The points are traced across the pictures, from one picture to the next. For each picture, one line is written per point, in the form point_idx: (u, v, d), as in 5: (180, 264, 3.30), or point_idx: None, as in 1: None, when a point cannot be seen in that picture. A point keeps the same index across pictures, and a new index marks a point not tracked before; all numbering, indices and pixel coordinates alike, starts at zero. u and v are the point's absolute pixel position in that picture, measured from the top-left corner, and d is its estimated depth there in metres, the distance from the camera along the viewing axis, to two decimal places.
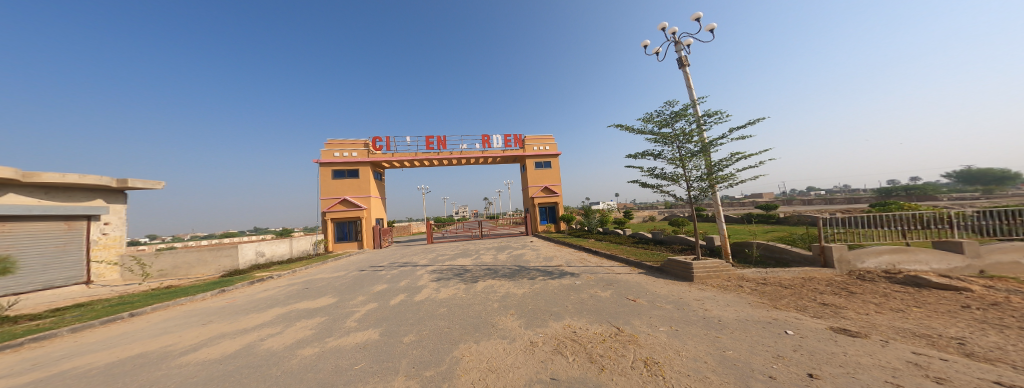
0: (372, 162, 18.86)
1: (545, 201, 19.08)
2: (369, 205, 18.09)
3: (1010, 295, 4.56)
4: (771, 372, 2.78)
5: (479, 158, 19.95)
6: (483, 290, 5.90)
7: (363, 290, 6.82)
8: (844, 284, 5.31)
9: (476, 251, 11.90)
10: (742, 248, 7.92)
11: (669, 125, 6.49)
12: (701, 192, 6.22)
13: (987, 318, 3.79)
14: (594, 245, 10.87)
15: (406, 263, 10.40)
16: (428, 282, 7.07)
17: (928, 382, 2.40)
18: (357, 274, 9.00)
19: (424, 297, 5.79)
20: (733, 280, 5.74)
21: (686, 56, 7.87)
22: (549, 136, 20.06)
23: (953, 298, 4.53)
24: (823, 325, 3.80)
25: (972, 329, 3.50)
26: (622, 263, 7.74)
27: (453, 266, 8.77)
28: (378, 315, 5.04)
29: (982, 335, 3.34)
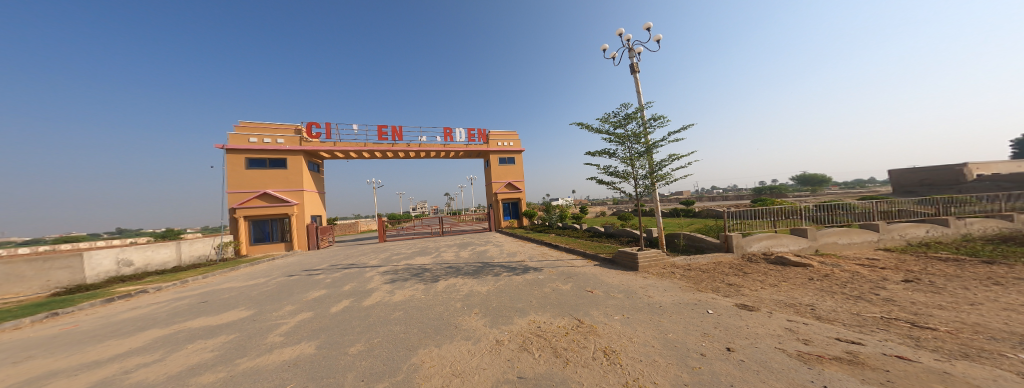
0: (306, 151, 15.96)
1: (506, 197, 18.92)
2: (303, 200, 15.35)
3: (834, 268, 6.39)
4: (701, 349, 3.31)
5: (440, 152, 18.72)
6: (445, 289, 5.60)
7: (293, 299, 5.77)
8: (740, 266, 6.67)
9: (436, 249, 11.25)
10: (671, 238, 9.15)
11: (622, 126, 6.95)
12: (645, 189, 6.85)
13: (825, 286, 5.24)
14: (553, 239, 11.41)
15: (350, 265, 9.17)
16: (380, 284, 6.37)
17: (800, 344, 3.32)
18: (283, 280, 7.58)
19: (374, 301, 5.18)
20: (667, 267, 6.62)
21: (637, 63, 8.39)
22: (513, 132, 19.83)
23: (803, 272, 6.13)
24: (730, 302, 4.69)
25: (817, 297, 4.78)
26: (579, 256, 8.28)
27: (409, 266, 8.11)
28: (313, 326, 4.31)
29: (825, 301, 4.62)
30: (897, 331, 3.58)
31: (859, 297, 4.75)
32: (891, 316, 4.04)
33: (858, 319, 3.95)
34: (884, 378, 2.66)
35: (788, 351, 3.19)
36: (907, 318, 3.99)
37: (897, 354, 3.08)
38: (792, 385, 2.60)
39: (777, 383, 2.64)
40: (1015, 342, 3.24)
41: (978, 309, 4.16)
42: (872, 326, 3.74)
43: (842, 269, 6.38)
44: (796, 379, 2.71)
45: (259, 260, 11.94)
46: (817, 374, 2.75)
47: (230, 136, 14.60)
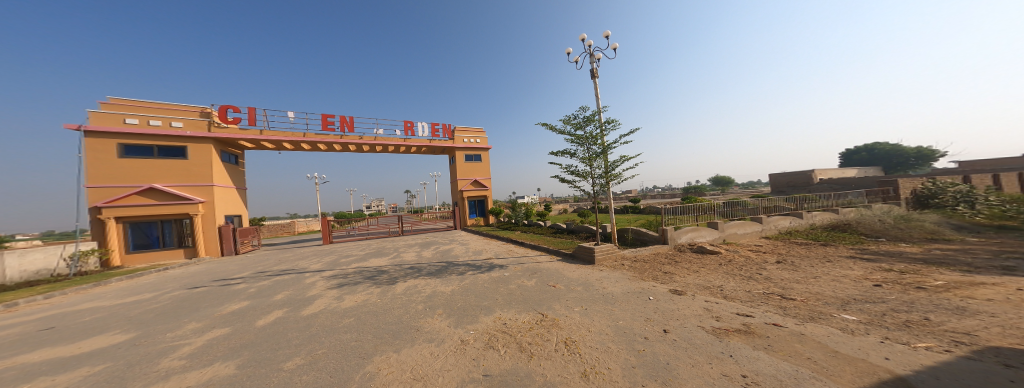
0: (216, 139, 13.18)
1: (472, 194, 18.24)
2: (213, 197, 12.68)
3: (737, 254, 7.90)
4: (645, 333, 3.73)
5: (401, 147, 17.30)
6: (406, 291, 5.28)
7: (203, 314, 4.78)
8: (673, 256, 7.77)
9: (394, 250, 10.46)
10: (621, 233, 10.06)
11: (582, 128, 7.29)
12: (601, 188, 7.32)
13: (732, 270, 6.43)
14: (518, 236, 11.61)
15: (287, 270, 8.00)
16: (324, 290, 5.68)
17: (714, 321, 4.02)
18: (185, 293, 6.21)
19: (317, 310, 4.61)
20: (618, 259, 7.33)
21: (598, 68, 8.79)
22: (480, 129, 19.18)
23: (715, 258, 7.44)
24: (665, 288, 5.42)
25: (726, 279, 5.83)
26: (542, 252, 8.63)
27: (361, 269, 7.39)
28: (232, 343, 3.63)
29: (731, 282, 5.67)
30: (776, 303, 4.59)
31: (754, 277, 5.93)
32: (773, 291, 5.15)
33: (753, 296, 4.93)
34: (769, 343, 3.37)
35: (707, 328, 3.83)
36: (783, 291, 5.14)
37: (775, 321, 3.96)
38: (710, 357, 3.11)
39: (700, 356, 3.13)
40: (844, 305, 4.41)
41: (824, 281, 5.56)
42: (762, 300, 4.73)
43: (741, 254, 7.93)
44: (711, 351, 3.26)
45: (144, 270, 9.45)
46: (728, 345, 3.35)
47: (92, 115, 11.16)
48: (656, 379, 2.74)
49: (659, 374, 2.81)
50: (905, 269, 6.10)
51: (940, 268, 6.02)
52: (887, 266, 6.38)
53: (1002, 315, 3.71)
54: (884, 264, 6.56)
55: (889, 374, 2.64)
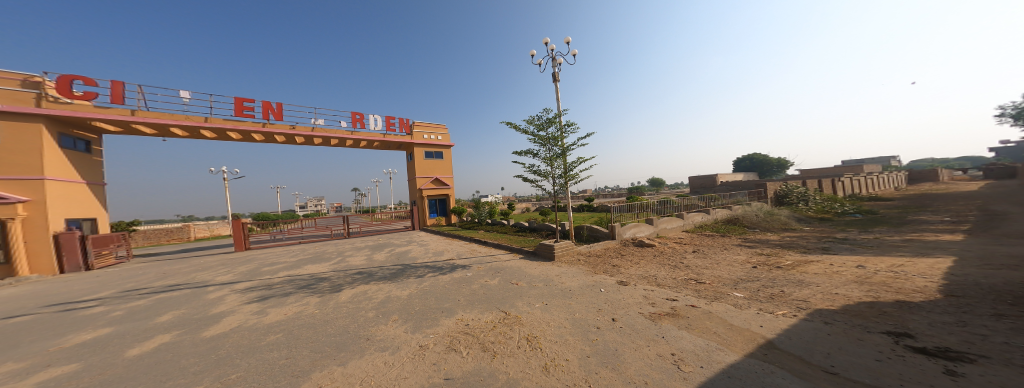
0: (53, 117, 9.71)
1: (432, 193, 17.28)
2: (45, 195, 9.28)
3: (669, 246, 9.11)
4: (597, 323, 4.05)
5: (349, 141, 15.55)
6: (352, 298, 4.81)
7: (48, 348, 3.59)
8: (620, 249, 8.59)
9: (340, 254, 9.40)
10: (577, 230, 10.66)
11: (544, 129, 7.52)
12: (560, 187, 7.66)
13: (666, 261, 7.39)
14: (479, 236, 11.40)
15: (194, 284, 6.57)
16: (238, 305, 4.82)
17: (651, 307, 4.57)
18: (18, 324, 4.59)
19: (231, 328, 3.90)
20: (575, 255, 7.81)
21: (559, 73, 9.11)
22: (441, 125, 18.33)
23: (652, 250, 8.47)
24: (613, 280, 5.96)
25: (659, 269, 6.67)
26: (504, 251, 8.72)
27: (299, 277, 6.48)
28: (97, 380, 2.79)
29: (665, 271, 6.51)
30: (697, 287, 5.42)
31: (680, 266, 6.91)
32: (696, 276, 6.07)
33: (679, 282, 5.74)
34: (690, 322, 3.97)
35: (646, 313, 4.33)
36: (703, 276, 6.09)
37: (696, 303, 4.66)
38: (649, 339, 3.52)
39: (641, 340, 3.52)
40: (737, 284, 5.45)
41: (723, 265, 6.78)
42: (688, 285, 5.54)
43: (672, 246, 9.17)
44: (650, 334, 3.70)
45: None
46: (663, 328, 3.83)
47: None
48: (608, 365, 2.98)
49: (609, 360, 3.08)
50: (771, 251, 7.89)
51: (793, 250, 7.98)
52: (765, 250, 8.14)
53: (823, 284, 5.10)
54: (758, 248, 8.40)
55: (765, 338, 3.38)
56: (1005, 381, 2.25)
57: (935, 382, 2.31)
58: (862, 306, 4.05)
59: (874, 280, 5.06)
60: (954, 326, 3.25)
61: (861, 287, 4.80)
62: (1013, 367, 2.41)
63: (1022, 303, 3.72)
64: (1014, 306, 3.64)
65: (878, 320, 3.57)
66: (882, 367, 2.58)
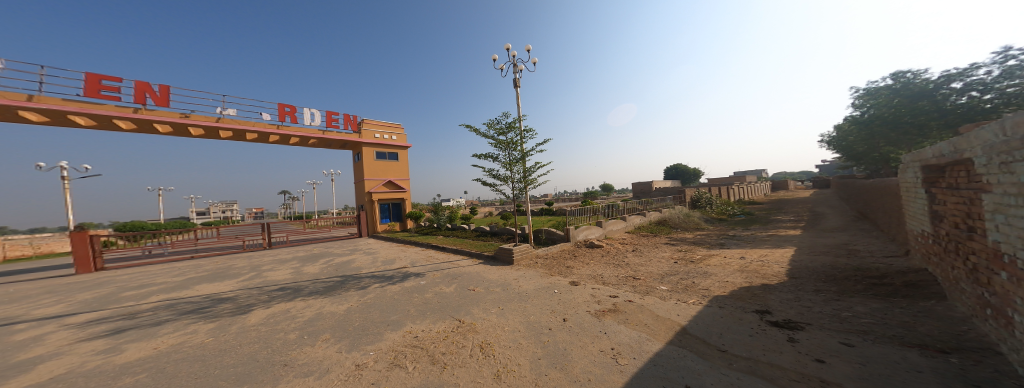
0: None
1: (385, 197, 16.24)
2: None
3: (617, 246, 9.81)
4: (549, 324, 4.13)
5: (274, 136, 13.47)
6: (264, 322, 4.15)
7: None
8: (574, 251, 9.00)
9: (271, 267, 8.19)
10: (536, 233, 10.83)
11: (504, 134, 7.59)
12: (519, 191, 7.75)
13: (613, 260, 7.94)
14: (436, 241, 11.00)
15: (48, 317, 5.06)
16: (110, 339, 3.83)
17: (596, 304, 4.84)
18: None
19: (52, 375, 2.95)
20: (533, 258, 7.96)
21: (520, 79, 9.26)
22: (396, 124, 17.38)
23: (602, 251, 9.05)
24: (566, 280, 6.19)
25: (606, 267, 7.15)
26: (459, 257, 8.51)
27: (211, 298, 5.46)
28: None
29: (611, 269, 6.98)
30: (637, 282, 5.93)
31: (622, 264, 7.47)
32: (638, 272, 6.64)
33: (622, 279, 6.20)
34: (627, 317, 4.27)
35: (593, 311, 4.56)
36: (643, 272, 6.68)
37: (634, 297, 5.07)
38: (594, 337, 3.69)
39: (587, 338, 3.67)
40: (663, 278, 6.10)
41: (655, 262, 7.53)
42: (629, 282, 6.00)
43: (619, 246, 9.89)
44: (595, 331, 3.88)
45: None
46: (608, 324, 4.07)
47: None
48: (557, 366, 3.04)
49: (558, 361, 3.14)
50: (694, 248, 9.04)
51: (712, 245, 9.25)
52: (689, 246, 9.32)
53: (719, 274, 6.09)
54: (685, 245, 9.55)
55: (681, 325, 3.85)
56: (823, 342, 3.10)
57: (785, 349, 3.04)
58: (742, 290, 5.08)
59: (750, 268, 6.30)
60: (793, 302, 4.36)
61: (744, 275, 5.89)
62: (824, 330, 3.40)
63: (829, 280, 5.16)
64: (824, 283, 5.03)
65: (751, 301, 4.51)
66: (753, 340, 3.28)
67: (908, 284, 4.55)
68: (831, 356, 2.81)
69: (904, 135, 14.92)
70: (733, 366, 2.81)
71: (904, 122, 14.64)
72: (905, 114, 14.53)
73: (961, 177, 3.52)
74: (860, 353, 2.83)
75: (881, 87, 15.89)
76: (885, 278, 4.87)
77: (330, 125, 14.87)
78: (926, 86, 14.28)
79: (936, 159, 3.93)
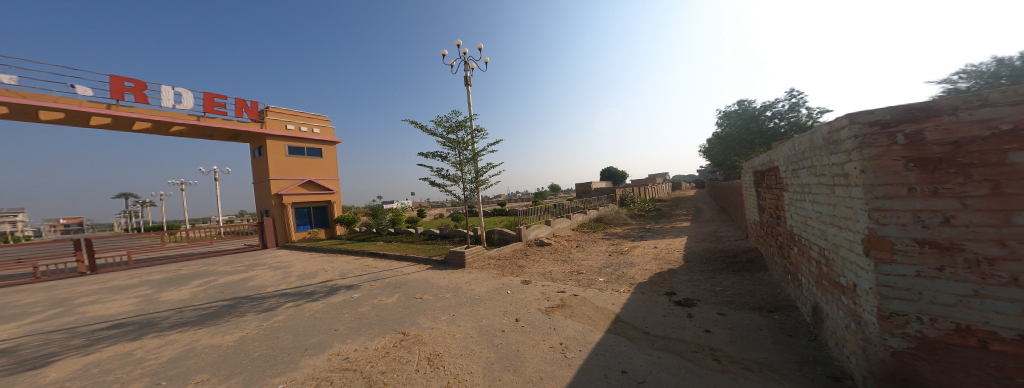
0: None
1: (304, 199, 14.08)
2: None
3: (564, 243, 10.30)
4: (502, 326, 4.02)
5: (106, 118, 9.65)
6: (76, 376, 2.98)
7: None
8: (525, 250, 9.13)
9: (141, 294, 6.28)
10: (489, 234, 10.67)
11: (453, 132, 7.27)
12: (471, 192, 7.50)
13: (561, 256, 8.29)
14: (378, 248, 10.00)
15: None
16: None
17: (546, 301, 4.91)
18: None
19: None
20: (486, 259, 7.78)
21: (469, 77, 9.01)
22: (315, 116, 15.23)
23: (551, 248, 9.38)
24: (518, 280, 6.19)
25: (554, 264, 7.42)
26: (403, 263, 7.86)
27: (26, 345, 3.85)
28: None
29: (559, 266, 7.25)
30: (581, 276, 6.26)
31: (568, 260, 7.87)
32: (582, 267, 7.03)
33: (568, 274, 6.48)
34: (572, 310, 4.44)
35: (543, 308, 4.62)
36: (587, 266, 7.11)
37: (579, 291, 5.33)
38: (545, 334, 3.71)
39: (538, 335, 3.68)
40: (601, 270, 6.59)
41: (593, 255, 8.14)
42: (575, 276, 6.30)
43: (566, 243, 10.41)
44: (546, 328, 3.91)
45: None
46: (558, 319, 4.15)
47: None
48: (509, 369, 2.93)
49: (511, 363, 3.05)
50: (626, 241, 10.07)
51: (640, 237, 10.44)
52: (622, 240, 10.34)
53: (638, 263, 6.87)
54: (620, 239, 10.58)
55: (615, 313, 4.18)
56: (709, 315, 3.89)
57: (686, 324, 3.66)
58: (655, 276, 5.80)
59: (661, 256, 7.27)
60: (689, 281, 5.28)
61: (657, 262, 6.76)
62: (709, 304, 4.23)
63: (706, 261, 6.33)
64: (706, 264, 6.14)
65: (662, 285, 5.23)
66: (666, 319, 3.85)
67: (749, 258, 5.96)
68: (715, 327, 3.54)
69: (744, 148, 19.62)
70: (655, 346, 3.17)
71: (742, 139, 19.34)
72: (744, 132, 19.15)
73: (772, 180, 4.72)
74: (732, 322, 3.65)
75: (730, 111, 20.48)
76: (737, 256, 6.26)
77: (210, 109, 11.60)
78: (753, 113, 19.12)
79: (760, 166, 5.19)
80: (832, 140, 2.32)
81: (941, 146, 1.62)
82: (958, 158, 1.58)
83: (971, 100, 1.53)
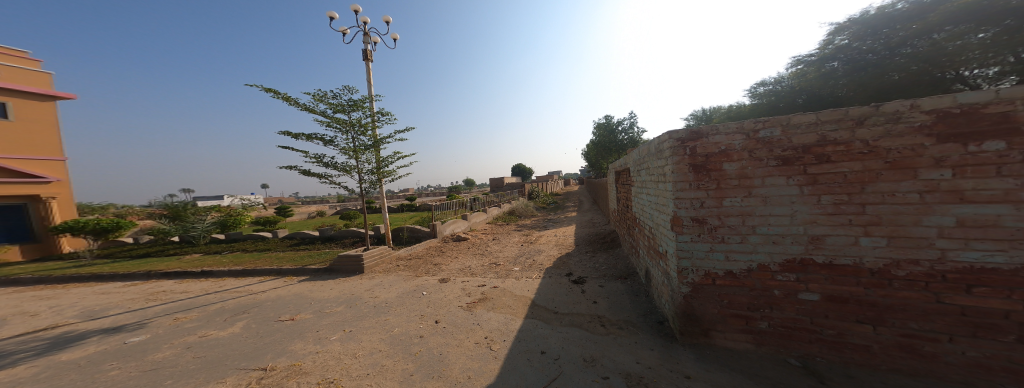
0: None
1: None
2: None
3: (481, 237, 10.33)
4: (419, 332, 3.62)
5: None
6: None
7: None
8: (441, 247, 8.63)
9: None
10: (397, 232, 9.54)
11: (346, 112, 6.06)
12: (370, 184, 6.47)
13: (478, 250, 8.26)
14: (230, 262, 7.30)
15: None
16: None
17: (467, 298, 4.74)
18: None
19: None
20: (393, 261, 6.92)
21: (371, 51, 7.67)
22: None
23: (468, 243, 9.22)
24: (434, 279, 5.74)
25: (473, 259, 7.30)
26: (271, 279, 6.01)
27: None
28: None
29: (477, 260, 7.17)
30: (499, 268, 6.37)
31: (486, 253, 7.91)
32: (499, 259, 7.19)
33: (486, 267, 6.49)
34: (494, 303, 4.45)
35: (463, 306, 4.42)
36: (505, 257, 7.31)
37: (497, 283, 5.39)
38: (467, 331, 3.57)
39: (461, 334, 3.49)
40: (516, 260, 6.92)
41: (508, 247, 8.48)
42: (493, 269, 6.35)
43: (483, 236, 10.47)
44: (468, 325, 3.76)
45: None
46: (481, 315, 4.05)
47: None
48: (432, 376, 2.65)
49: (434, 369, 2.76)
50: (535, 230, 11.01)
51: (547, 227, 11.61)
52: (532, 230, 11.24)
53: (546, 250, 7.57)
54: (531, 229, 11.46)
55: (531, 299, 4.42)
56: (595, 288, 4.62)
57: (581, 300, 4.22)
58: (558, 260, 6.51)
59: (563, 242, 8.24)
60: (580, 262, 6.18)
61: (558, 248, 7.63)
62: (596, 279, 5.05)
63: (588, 244, 7.62)
64: (588, 246, 7.38)
65: (563, 268, 5.91)
66: (567, 297, 4.35)
67: (612, 238, 7.56)
68: (599, 298, 4.21)
69: (609, 153, 24.97)
70: (564, 323, 3.50)
71: (605, 146, 24.88)
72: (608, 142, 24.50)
73: (624, 179, 6.10)
74: (609, 291, 4.44)
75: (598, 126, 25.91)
76: (606, 237, 7.82)
77: None
78: (612, 127, 24.90)
79: (617, 167, 6.63)
80: (657, 150, 3.08)
81: (701, 156, 2.36)
82: (707, 165, 2.35)
83: (711, 128, 2.31)
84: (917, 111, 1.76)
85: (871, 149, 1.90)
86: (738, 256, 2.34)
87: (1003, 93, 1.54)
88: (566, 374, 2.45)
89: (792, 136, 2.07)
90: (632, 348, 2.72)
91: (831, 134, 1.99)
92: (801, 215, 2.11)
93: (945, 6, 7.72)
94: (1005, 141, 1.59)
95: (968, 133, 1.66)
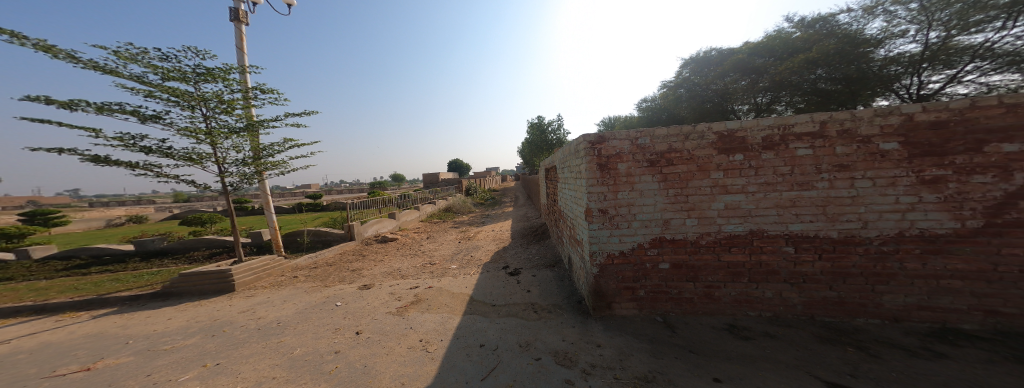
0: None
1: None
2: None
3: (411, 236, 9.62)
4: (335, 347, 3.18)
5: None
6: None
7: None
8: (360, 250, 7.69)
9: None
10: (293, 237, 8.01)
11: (190, 82, 4.72)
12: (241, 177, 5.25)
13: (406, 251, 7.68)
14: None
15: None
16: None
17: (396, 302, 4.39)
18: None
19: None
20: (286, 273, 5.83)
21: (245, 11, 6.18)
22: None
23: (396, 244, 8.48)
24: (353, 287, 5.09)
25: (404, 260, 6.76)
26: (24, 321, 4.16)
27: None
28: None
29: (408, 261, 6.68)
30: (432, 268, 6.08)
31: (419, 253, 7.45)
32: (435, 258, 6.86)
33: (420, 268, 6.12)
34: (429, 303, 4.25)
35: (393, 311, 4.08)
36: (439, 256, 7.02)
37: (431, 283, 5.15)
38: (399, 337, 3.33)
39: (389, 341, 3.23)
40: (453, 258, 6.74)
41: (444, 245, 8.18)
42: (425, 269, 6.01)
43: (414, 236, 9.78)
44: (398, 331, 3.50)
45: None
46: (414, 318, 3.80)
47: None
48: None
49: (359, 383, 2.48)
50: (470, 227, 10.90)
51: (484, 223, 11.63)
52: (467, 226, 11.10)
53: (485, 246, 7.61)
54: (468, 225, 11.29)
55: (470, 295, 4.42)
56: (529, 278, 4.92)
57: (516, 290, 4.44)
58: (496, 254, 6.64)
59: (501, 237, 8.42)
60: (515, 254, 6.47)
61: (496, 243, 7.76)
62: (529, 269, 5.38)
63: (523, 237, 8.00)
64: (523, 239, 7.76)
65: (500, 261, 6.08)
66: (505, 289, 4.50)
67: (542, 230, 8.14)
68: (532, 286, 4.50)
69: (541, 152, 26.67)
70: (502, 314, 3.62)
71: (537, 145, 26.48)
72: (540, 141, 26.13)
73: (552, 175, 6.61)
74: (541, 279, 4.79)
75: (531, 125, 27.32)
76: (538, 229, 8.37)
77: None
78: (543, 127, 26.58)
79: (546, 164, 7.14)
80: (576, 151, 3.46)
81: (599, 156, 2.76)
82: (604, 164, 2.76)
83: (611, 134, 2.70)
84: (711, 131, 2.54)
85: (691, 156, 2.61)
86: (626, 239, 2.83)
87: (743, 124, 2.45)
88: (504, 362, 2.54)
89: (656, 143, 2.66)
90: (559, 328, 3.02)
91: (674, 144, 2.63)
92: (659, 204, 2.72)
93: (733, 61, 12.75)
94: (740, 156, 2.54)
95: (731, 148, 2.54)
